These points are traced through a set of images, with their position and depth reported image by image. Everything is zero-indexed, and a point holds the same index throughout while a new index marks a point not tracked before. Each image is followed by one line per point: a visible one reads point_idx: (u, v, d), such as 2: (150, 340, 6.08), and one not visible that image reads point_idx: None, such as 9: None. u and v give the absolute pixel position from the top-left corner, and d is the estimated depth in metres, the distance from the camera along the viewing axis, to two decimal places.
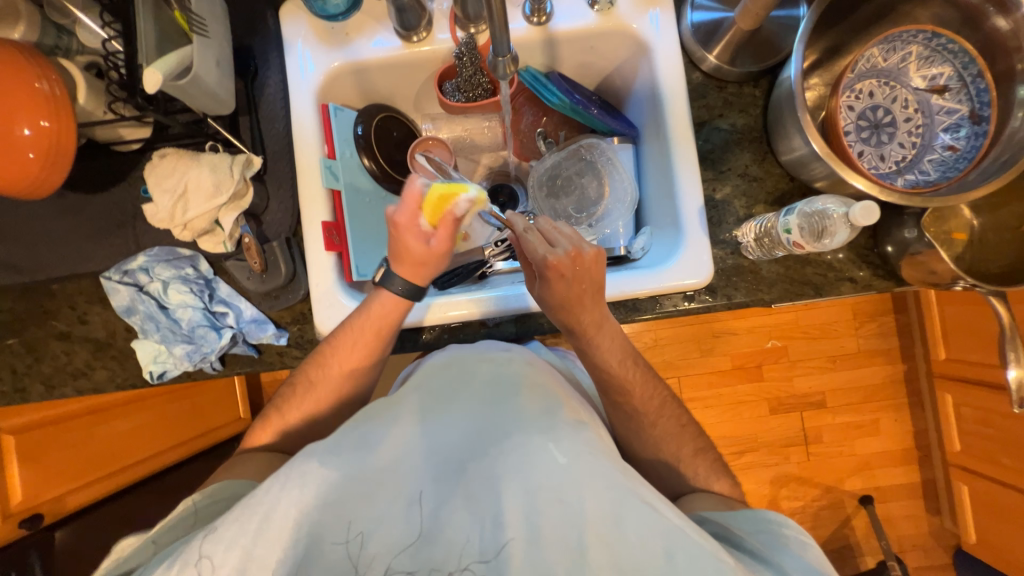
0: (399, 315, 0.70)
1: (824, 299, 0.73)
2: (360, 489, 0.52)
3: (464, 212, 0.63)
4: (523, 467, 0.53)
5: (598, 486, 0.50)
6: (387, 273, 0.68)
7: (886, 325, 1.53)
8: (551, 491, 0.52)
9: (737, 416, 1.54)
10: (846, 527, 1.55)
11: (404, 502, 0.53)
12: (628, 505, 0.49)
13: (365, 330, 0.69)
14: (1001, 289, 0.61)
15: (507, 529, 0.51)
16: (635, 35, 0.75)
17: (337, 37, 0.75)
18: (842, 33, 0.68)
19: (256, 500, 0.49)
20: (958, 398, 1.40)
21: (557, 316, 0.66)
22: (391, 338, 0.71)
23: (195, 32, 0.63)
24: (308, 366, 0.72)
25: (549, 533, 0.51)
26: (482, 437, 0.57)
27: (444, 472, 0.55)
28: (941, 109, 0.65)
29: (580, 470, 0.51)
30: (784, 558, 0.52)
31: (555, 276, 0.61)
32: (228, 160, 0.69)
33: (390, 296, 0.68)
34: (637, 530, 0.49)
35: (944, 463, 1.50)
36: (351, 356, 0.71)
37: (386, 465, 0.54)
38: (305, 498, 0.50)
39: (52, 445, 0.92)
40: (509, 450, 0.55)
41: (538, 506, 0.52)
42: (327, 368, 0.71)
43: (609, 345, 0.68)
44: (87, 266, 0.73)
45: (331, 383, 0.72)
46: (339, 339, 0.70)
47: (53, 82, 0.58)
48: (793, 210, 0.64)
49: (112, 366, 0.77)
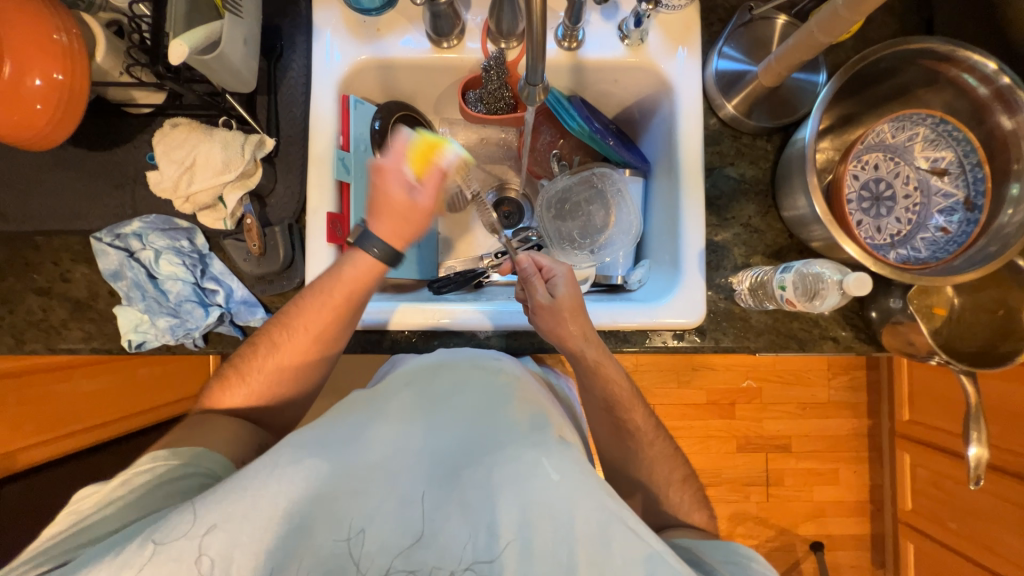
0: (372, 281, 0.68)
1: (806, 354, 0.76)
2: (351, 485, 0.52)
3: (450, 167, 0.68)
4: (517, 477, 0.52)
5: (588, 504, 0.50)
6: (367, 233, 0.68)
7: (858, 380, 1.59)
8: (544, 506, 0.50)
9: (706, 449, 1.57)
10: (794, 570, 1.59)
11: (397, 499, 0.52)
12: (616, 524, 0.49)
13: (335, 300, 0.67)
14: (972, 368, 0.64)
15: (501, 537, 0.49)
16: (660, 74, 0.77)
17: (368, 32, 0.75)
18: (856, 105, 0.71)
19: (247, 482, 0.49)
20: (915, 459, 1.45)
21: (560, 326, 0.66)
22: (359, 309, 0.69)
23: (228, 9, 0.62)
24: (271, 329, 0.69)
25: (543, 546, 0.49)
26: (478, 444, 0.57)
27: (436, 475, 0.54)
28: (939, 191, 0.68)
29: (570, 486, 0.51)
30: None
31: (559, 286, 0.67)
32: (240, 138, 0.68)
33: (368, 258, 0.67)
34: (623, 553, 0.48)
35: (894, 519, 1.55)
36: (316, 319, 0.68)
37: (377, 462, 0.54)
38: (296, 488, 0.49)
39: (12, 396, 0.89)
40: (504, 459, 0.54)
41: (532, 517, 0.50)
42: (293, 330, 0.68)
43: (613, 376, 0.69)
44: (77, 224, 0.70)
45: (296, 350, 0.69)
46: (306, 300, 0.68)
47: (72, 35, 0.57)
48: (791, 268, 0.66)
49: (89, 327, 0.74)
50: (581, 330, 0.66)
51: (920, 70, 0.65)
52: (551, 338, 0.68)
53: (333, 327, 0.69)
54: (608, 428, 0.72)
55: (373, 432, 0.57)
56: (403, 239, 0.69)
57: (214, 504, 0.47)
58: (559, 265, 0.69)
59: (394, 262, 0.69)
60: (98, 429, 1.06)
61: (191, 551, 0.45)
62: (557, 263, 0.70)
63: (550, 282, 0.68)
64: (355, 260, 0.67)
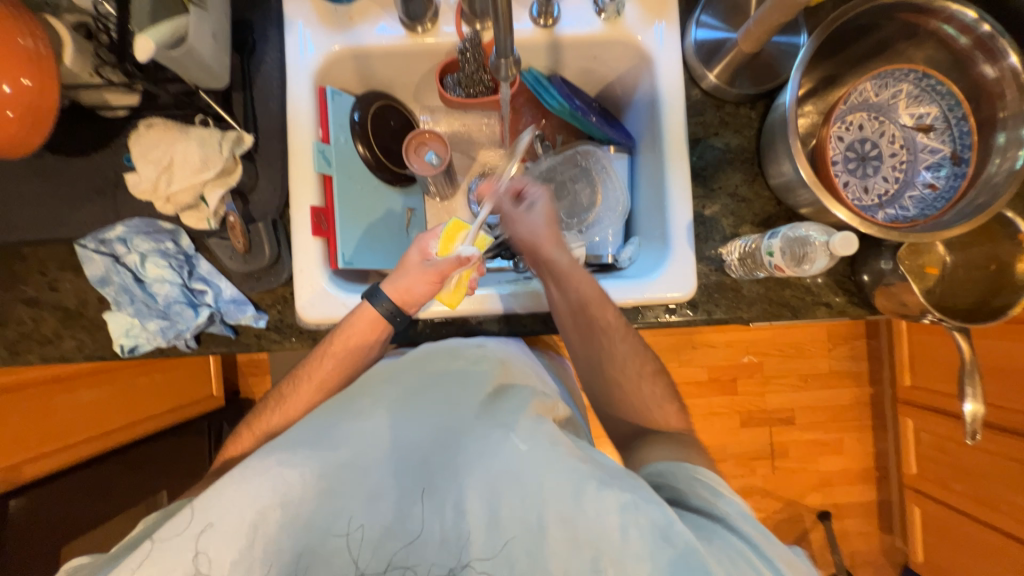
0: (375, 335, 0.69)
1: (800, 321, 0.75)
2: (324, 485, 0.54)
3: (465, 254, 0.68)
4: (484, 456, 0.55)
5: (557, 470, 0.51)
6: (375, 291, 0.67)
7: (858, 349, 1.59)
8: (511, 478, 0.52)
9: (710, 427, 1.58)
10: (803, 540, 1.60)
11: (367, 499, 0.54)
12: (584, 483, 0.50)
13: (336, 351, 0.68)
14: (965, 324, 0.64)
15: (468, 518, 0.52)
16: (639, 46, 0.76)
17: (340, 21, 0.74)
18: (837, 65, 0.70)
19: (212, 500, 0.50)
20: (918, 423, 1.45)
21: (535, 236, 0.69)
22: (364, 360, 0.70)
23: (193, 2, 0.61)
24: (282, 383, 0.70)
25: (511, 513, 0.51)
26: (448, 434, 0.59)
27: (407, 469, 0.56)
28: (925, 147, 0.67)
29: (536, 454, 0.53)
30: (725, 505, 0.52)
31: (536, 201, 0.73)
32: (218, 135, 0.68)
33: (368, 311, 0.67)
34: (595, 510, 0.49)
35: (900, 485, 1.55)
36: (322, 371, 0.68)
37: (347, 460, 0.55)
38: (265, 498, 0.50)
39: (11, 411, 0.88)
40: (472, 442, 0.56)
41: (500, 493, 0.52)
42: (300, 381, 0.69)
43: (581, 277, 0.67)
44: (61, 232, 0.70)
45: (301, 402, 0.68)
46: (313, 355, 0.69)
47: (39, 40, 0.55)
48: (777, 234, 0.65)
49: (81, 336, 0.74)
50: (554, 238, 0.70)
51: (899, 25, 0.64)
52: (526, 251, 0.71)
53: (341, 375, 0.69)
54: (579, 337, 0.69)
55: (357, 424, 0.58)
56: (410, 303, 0.68)
57: (208, 507, 0.49)
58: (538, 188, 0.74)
59: (398, 323, 0.68)
60: (103, 438, 1.06)
61: (185, 552, 0.48)
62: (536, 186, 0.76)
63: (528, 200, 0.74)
64: (359, 312, 0.67)
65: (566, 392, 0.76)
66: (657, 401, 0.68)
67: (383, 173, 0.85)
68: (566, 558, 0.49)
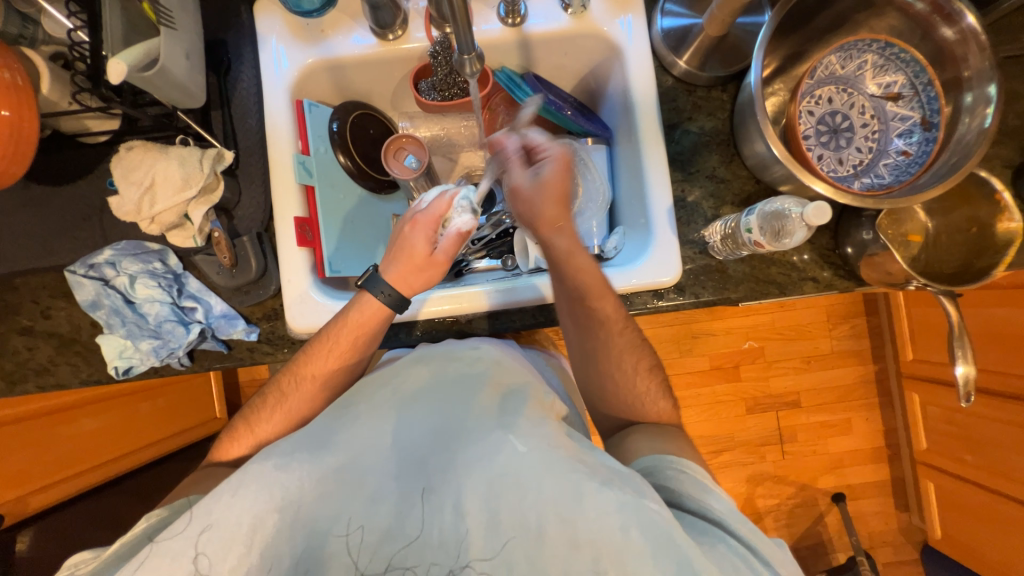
0: (376, 323, 0.68)
1: (788, 298, 0.75)
2: (322, 489, 0.54)
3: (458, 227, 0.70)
4: (485, 455, 0.55)
5: (556, 472, 0.51)
6: (375, 277, 0.68)
7: (858, 327, 1.58)
8: (512, 479, 0.52)
9: (715, 415, 1.57)
10: (819, 524, 1.59)
11: (365, 500, 0.54)
12: (584, 484, 0.50)
13: (341, 345, 0.67)
14: (950, 288, 0.64)
15: (467, 518, 0.51)
16: (607, 38, 0.77)
17: (311, 34, 0.75)
18: (801, 40, 0.71)
19: (208, 507, 0.50)
20: (925, 398, 1.44)
21: (535, 214, 0.68)
22: (363, 354, 0.70)
23: (162, 23, 0.63)
24: (281, 378, 0.69)
25: (510, 517, 0.51)
26: (449, 434, 0.60)
27: (406, 468, 0.57)
28: (895, 116, 0.68)
29: (536, 458, 0.53)
30: (712, 500, 0.51)
31: (545, 168, 0.68)
32: (197, 154, 0.68)
33: (375, 302, 0.67)
34: (593, 511, 0.48)
35: (912, 461, 1.54)
36: (324, 363, 0.68)
37: (343, 463, 0.56)
38: (261, 504, 0.50)
39: (13, 444, 0.88)
40: (473, 444, 0.57)
41: (498, 492, 0.52)
42: (300, 378, 0.68)
43: (581, 264, 0.66)
44: (50, 260, 0.71)
45: (300, 401, 0.68)
46: (315, 346, 0.68)
47: (17, 71, 0.57)
48: (754, 210, 0.66)
49: (76, 361, 0.75)
50: (558, 217, 0.68)
51: None
52: (528, 224, 0.70)
53: (338, 371, 0.69)
54: (575, 327, 0.69)
55: (349, 432, 0.58)
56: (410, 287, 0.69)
57: (203, 511, 0.49)
58: (553, 146, 0.69)
59: (399, 308, 0.69)
60: (116, 462, 1.08)
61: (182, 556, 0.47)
62: (553, 144, 0.70)
63: (537, 164, 0.69)
64: (361, 304, 0.67)
65: (563, 392, 0.76)
66: (650, 387, 0.68)
67: (367, 181, 0.86)
68: (565, 559, 0.48)
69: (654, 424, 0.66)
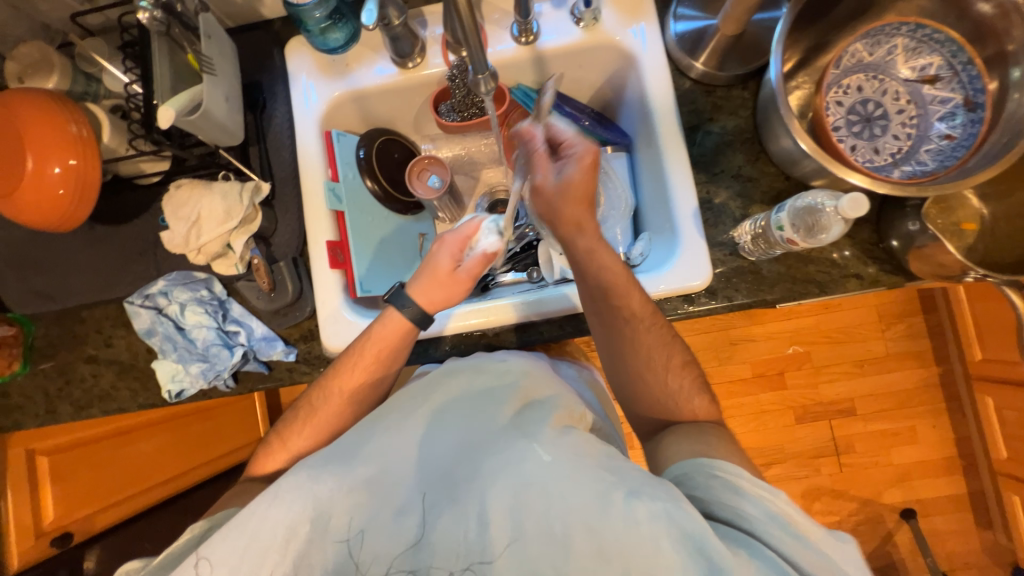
0: (399, 338, 0.70)
1: (830, 297, 0.71)
2: (352, 500, 0.55)
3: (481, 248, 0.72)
4: (509, 465, 0.54)
5: (582, 482, 0.50)
6: (399, 293, 0.70)
7: (916, 326, 1.47)
8: (537, 489, 0.52)
9: (761, 425, 1.49)
10: (887, 543, 1.46)
11: (394, 511, 0.55)
12: (613, 494, 0.48)
13: (366, 360, 0.69)
14: (1015, 278, 0.58)
15: (491, 528, 0.51)
16: (620, 47, 0.78)
17: (338, 69, 0.80)
18: (824, 30, 0.69)
19: (248, 519, 0.52)
20: (1000, 402, 1.31)
21: (556, 215, 0.67)
22: (387, 370, 0.71)
23: (204, 71, 0.68)
24: (310, 394, 0.71)
25: (534, 528, 0.50)
26: (474, 444, 0.59)
27: (434, 479, 0.57)
28: (934, 99, 0.65)
29: (562, 466, 0.52)
30: (750, 505, 0.49)
31: (568, 167, 0.65)
32: (237, 187, 0.73)
33: (397, 317, 0.69)
34: (622, 521, 0.47)
35: (991, 472, 1.40)
36: (350, 379, 0.70)
37: (371, 474, 0.56)
38: (297, 513, 0.52)
39: (76, 466, 0.96)
40: (496, 453, 0.56)
41: (523, 502, 0.51)
42: (328, 394, 0.70)
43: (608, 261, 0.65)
44: (112, 293, 0.77)
45: (328, 416, 0.70)
46: (342, 363, 0.70)
47: (82, 124, 0.63)
48: (784, 206, 0.64)
49: (135, 386, 0.81)
50: (578, 219, 0.66)
51: None
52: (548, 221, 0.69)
53: (366, 387, 0.71)
54: (608, 336, 0.67)
55: (380, 442, 0.59)
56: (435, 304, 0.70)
57: (242, 524, 0.52)
58: (579, 143, 0.65)
59: (422, 326, 0.70)
60: (175, 481, 1.14)
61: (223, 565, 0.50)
62: (581, 138, 0.66)
63: (562, 160, 0.67)
64: (385, 320, 0.69)
65: (596, 406, 0.74)
66: (686, 397, 0.65)
67: (393, 204, 0.89)
68: (592, 567, 0.47)
69: (693, 422, 0.63)
